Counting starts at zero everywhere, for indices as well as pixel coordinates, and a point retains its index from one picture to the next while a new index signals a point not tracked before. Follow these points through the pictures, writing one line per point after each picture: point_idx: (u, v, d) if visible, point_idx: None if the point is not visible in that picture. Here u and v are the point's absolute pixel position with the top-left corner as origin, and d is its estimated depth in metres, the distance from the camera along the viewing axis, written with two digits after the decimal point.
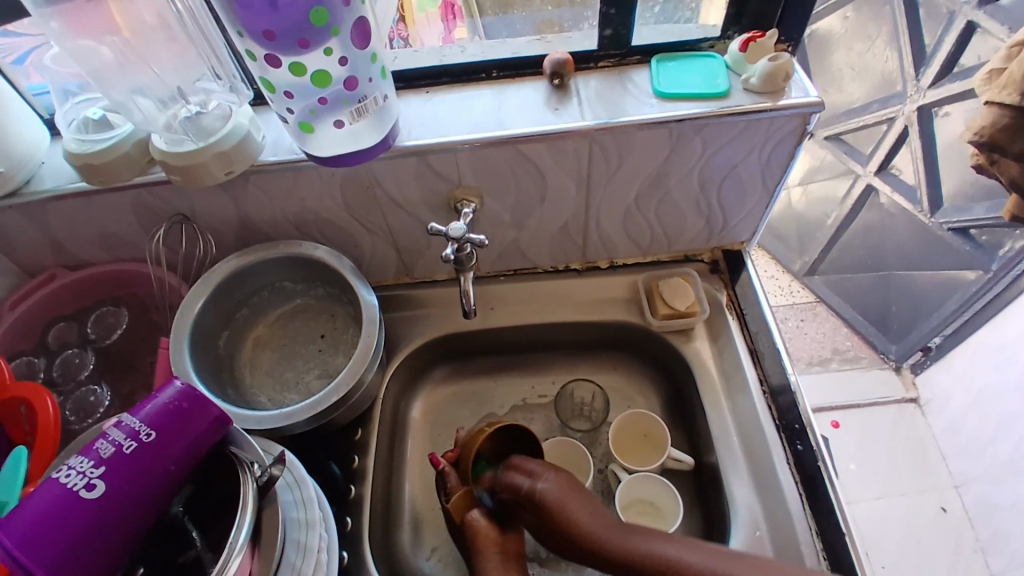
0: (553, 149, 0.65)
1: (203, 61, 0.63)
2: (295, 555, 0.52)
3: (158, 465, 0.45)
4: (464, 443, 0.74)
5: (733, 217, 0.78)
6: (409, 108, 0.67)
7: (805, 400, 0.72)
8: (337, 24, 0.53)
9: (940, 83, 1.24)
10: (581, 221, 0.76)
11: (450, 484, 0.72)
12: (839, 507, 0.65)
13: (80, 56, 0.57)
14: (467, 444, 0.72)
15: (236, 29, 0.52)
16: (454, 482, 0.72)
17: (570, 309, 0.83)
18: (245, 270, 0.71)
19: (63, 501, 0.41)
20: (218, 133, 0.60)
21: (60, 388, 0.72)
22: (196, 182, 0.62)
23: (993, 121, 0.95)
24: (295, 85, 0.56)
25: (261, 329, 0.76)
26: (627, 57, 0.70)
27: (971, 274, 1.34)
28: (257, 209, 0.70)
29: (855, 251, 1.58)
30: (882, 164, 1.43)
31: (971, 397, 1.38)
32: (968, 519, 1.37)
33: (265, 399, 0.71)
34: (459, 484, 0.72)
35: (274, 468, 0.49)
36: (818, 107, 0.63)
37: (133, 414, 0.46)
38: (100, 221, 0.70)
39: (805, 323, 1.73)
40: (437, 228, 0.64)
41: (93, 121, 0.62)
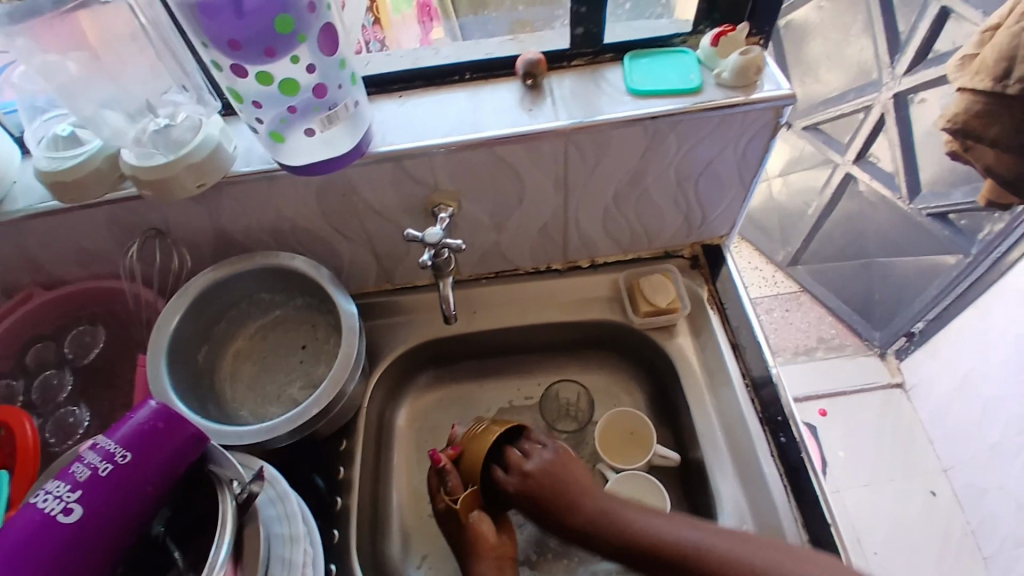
0: (528, 151, 0.65)
1: (171, 74, 0.63)
2: (280, 570, 0.51)
3: (136, 485, 0.44)
4: (467, 442, 0.73)
5: (712, 211, 0.78)
6: (382, 114, 0.67)
7: (786, 391, 0.72)
8: (303, 31, 0.52)
9: (917, 69, 1.25)
10: (560, 221, 0.76)
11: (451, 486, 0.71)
12: (824, 498, 0.66)
13: (47, 72, 0.58)
14: (474, 442, 0.72)
15: (201, 40, 0.51)
16: (455, 483, 0.71)
17: (554, 310, 0.83)
18: (222, 283, 0.70)
19: (42, 528, 0.41)
20: (189, 145, 0.59)
21: (38, 410, 0.72)
22: (168, 195, 0.61)
23: (967, 108, 0.96)
24: (262, 95, 0.56)
25: (241, 342, 0.75)
26: (600, 55, 0.70)
27: (951, 259, 1.36)
28: (232, 221, 0.69)
29: (837, 240, 1.59)
30: (861, 152, 1.44)
31: (956, 380, 1.39)
32: (957, 502, 1.39)
33: (248, 413, 0.71)
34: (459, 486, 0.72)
35: (254, 485, 0.48)
36: (791, 100, 0.63)
37: (108, 435, 0.46)
38: (73, 239, 0.69)
39: (790, 313, 1.73)
40: (413, 234, 0.63)
41: (62, 137, 0.61)
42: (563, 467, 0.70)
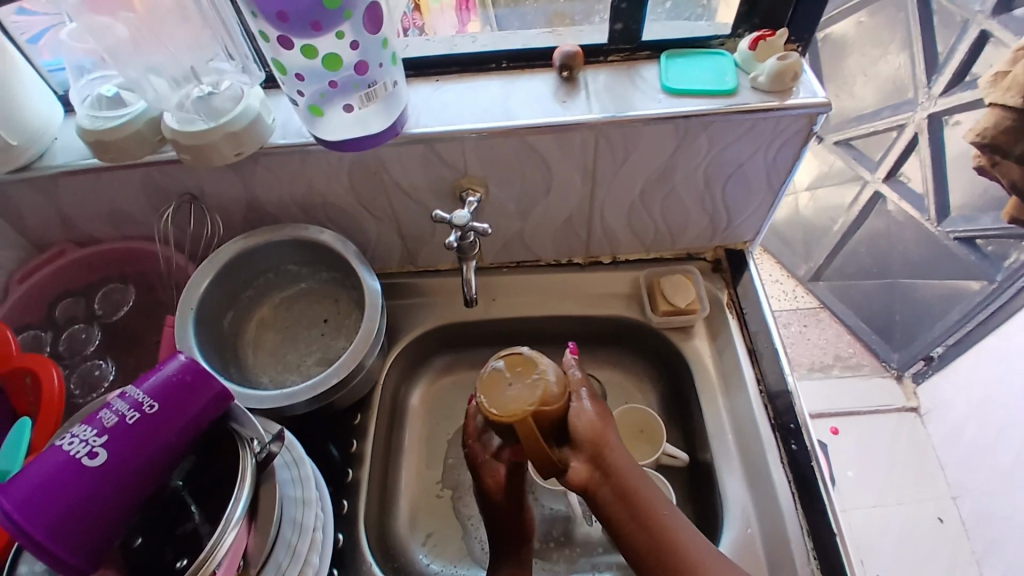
0: (560, 141, 0.65)
1: (216, 41, 0.65)
2: (291, 532, 0.52)
3: (160, 436, 0.45)
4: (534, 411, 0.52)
5: (737, 216, 0.78)
6: (418, 96, 0.68)
7: (801, 402, 0.72)
8: (350, 7, 0.53)
9: (952, 91, 1.25)
10: (586, 214, 0.76)
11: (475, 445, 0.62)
12: (833, 510, 0.66)
13: (98, 32, 0.59)
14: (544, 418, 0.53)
15: (250, 10, 0.53)
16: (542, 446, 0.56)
17: (572, 303, 0.83)
18: (251, 251, 0.71)
19: (67, 469, 0.42)
20: (229, 114, 0.61)
21: (65, 361, 0.74)
22: (205, 161, 0.62)
23: (996, 123, 0.95)
24: (306, 68, 0.57)
25: (265, 311, 0.77)
26: (637, 52, 0.71)
27: (975, 284, 1.34)
28: (265, 192, 0.70)
29: (860, 258, 1.58)
30: (890, 171, 1.43)
31: (971, 409, 1.38)
32: (964, 530, 1.37)
33: (267, 379, 0.72)
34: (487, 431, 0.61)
35: (273, 445, 0.50)
36: (826, 108, 0.63)
37: (137, 386, 0.47)
38: (109, 198, 0.70)
39: (808, 329, 1.72)
40: (442, 216, 0.64)
41: (106, 97, 0.63)
42: (605, 418, 0.56)
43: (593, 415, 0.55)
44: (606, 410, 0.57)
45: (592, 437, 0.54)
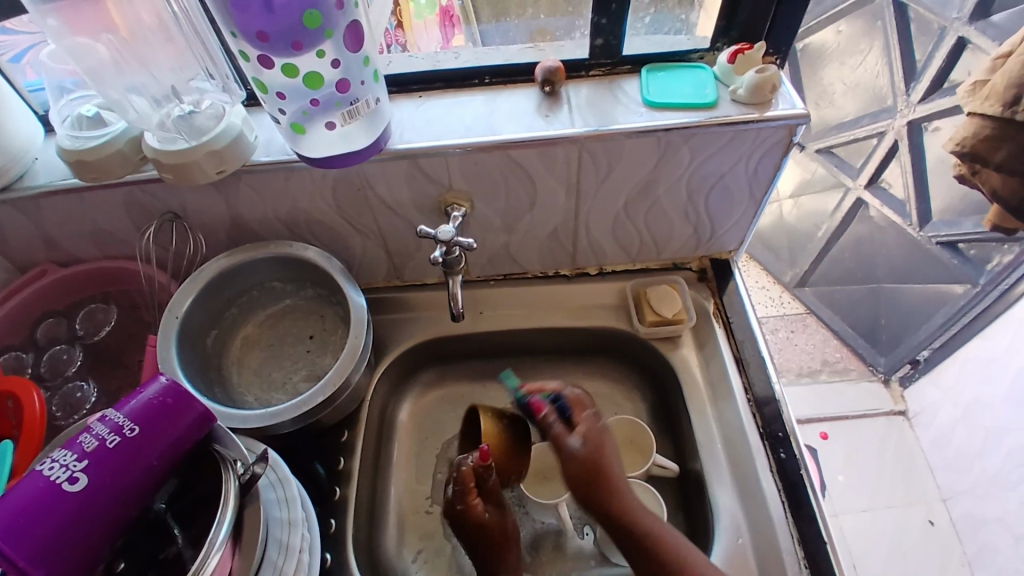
0: (543, 155, 0.66)
1: (198, 62, 0.64)
2: (277, 555, 0.52)
3: (141, 459, 0.45)
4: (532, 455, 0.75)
5: (721, 226, 0.78)
6: (401, 112, 0.68)
7: (789, 410, 0.72)
8: (330, 27, 0.53)
9: (931, 98, 1.27)
10: (571, 227, 0.76)
11: (488, 485, 0.71)
12: (822, 517, 0.66)
13: (77, 53, 0.58)
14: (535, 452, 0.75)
15: (230, 30, 0.53)
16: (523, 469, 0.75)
17: (559, 315, 0.83)
18: (234, 270, 0.71)
19: (47, 495, 0.41)
20: (211, 132, 0.61)
21: (46, 382, 0.72)
22: (188, 180, 0.62)
23: (975, 133, 0.97)
24: (287, 87, 0.56)
25: (249, 329, 0.76)
26: (618, 66, 0.71)
27: (958, 287, 1.36)
28: (249, 209, 0.70)
29: (845, 263, 1.59)
30: (872, 177, 1.45)
31: (958, 411, 1.39)
32: (955, 532, 1.38)
33: (252, 398, 0.72)
34: (498, 486, 0.72)
35: (257, 467, 0.49)
36: (805, 119, 0.64)
37: (117, 409, 0.47)
38: (91, 218, 0.70)
39: (795, 334, 1.73)
40: (426, 231, 0.64)
41: (87, 117, 0.63)
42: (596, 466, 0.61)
43: (582, 466, 0.61)
44: (597, 456, 0.61)
45: (585, 493, 0.61)
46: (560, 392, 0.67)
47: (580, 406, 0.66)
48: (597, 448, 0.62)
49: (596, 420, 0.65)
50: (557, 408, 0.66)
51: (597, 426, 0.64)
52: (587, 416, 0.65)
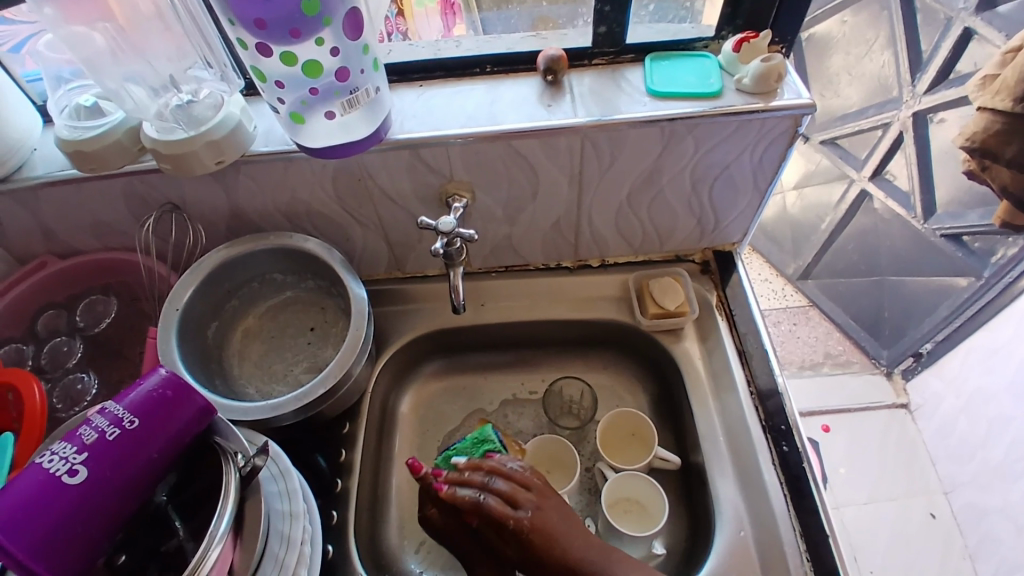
0: (546, 145, 0.65)
1: (195, 50, 0.63)
2: (278, 546, 0.52)
3: (141, 451, 0.44)
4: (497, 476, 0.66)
5: (725, 217, 0.78)
6: (401, 102, 0.67)
7: (791, 402, 0.72)
8: (329, 14, 0.53)
9: (937, 89, 1.25)
10: (573, 218, 0.76)
11: (438, 491, 0.65)
12: (823, 508, 0.65)
13: (73, 42, 0.57)
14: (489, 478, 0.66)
15: (227, 18, 0.52)
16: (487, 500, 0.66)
17: (562, 307, 0.83)
18: (234, 261, 0.70)
19: (46, 487, 0.41)
20: (209, 122, 0.60)
21: (47, 374, 0.72)
22: (186, 171, 0.61)
23: (985, 127, 0.96)
24: (286, 76, 0.56)
25: (250, 321, 0.76)
26: (621, 55, 0.70)
27: (963, 280, 1.34)
28: (248, 200, 0.69)
29: (848, 255, 1.58)
30: (877, 169, 1.44)
31: (960, 405, 1.38)
32: (957, 525, 1.38)
33: (253, 390, 0.71)
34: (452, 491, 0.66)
35: (258, 458, 0.49)
36: (810, 109, 0.63)
37: (116, 401, 0.46)
38: (89, 209, 0.69)
39: (798, 327, 1.72)
40: (427, 222, 0.64)
41: (85, 107, 0.62)
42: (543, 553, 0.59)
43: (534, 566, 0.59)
44: (543, 565, 0.59)
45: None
46: (475, 500, 0.61)
47: (500, 514, 0.60)
48: (536, 556, 0.59)
49: (524, 525, 0.60)
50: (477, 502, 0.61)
51: (524, 535, 0.59)
52: (511, 529, 0.60)
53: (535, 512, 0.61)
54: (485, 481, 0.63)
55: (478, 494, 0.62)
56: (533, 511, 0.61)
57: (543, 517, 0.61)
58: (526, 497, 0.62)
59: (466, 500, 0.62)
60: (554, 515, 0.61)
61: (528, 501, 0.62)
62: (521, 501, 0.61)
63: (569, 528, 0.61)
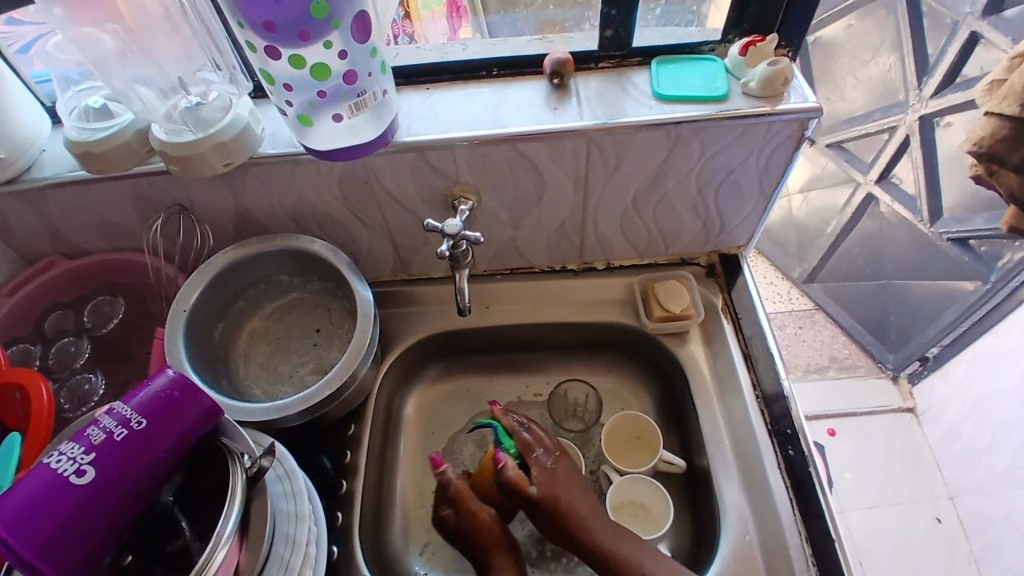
0: (552, 148, 0.65)
1: (204, 53, 0.64)
2: (283, 547, 0.52)
3: (149, 452, 0.45)
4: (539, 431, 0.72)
5: (730, 221, 0.78)
6: (408, 104, 0.67)
7: (797, 406, 0.72)
8: (337, 17, 0.53)
9: (943, 93, 1.25)
10: (578, 221, 0.76)
11: (454, 491, 0.70)
12: (829, 513, 0.66)
13: (82, 44, 0.58)
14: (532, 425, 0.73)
15: (236, 21, 0.52)
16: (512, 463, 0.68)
17: (567, 310, 0.83)
18: (241, 262, 0.71)
19: (54, 488, 0.41)
20: (218, 124, 0.60)
21: (54, 374, 0.73)
22: (194, 173, 0.62)
23: (992, 132, 0.95)
24: (294, 78, 0.56)
25: (256, 322, 0.76)
26: (627, 59, 0.71)
27: (969, 285, 1.34)
28: (255, 202, 0.70)
29: (854, 259, 1.58)
30: (883, 173, 1.44)
31: (966, 410, 1.38)
32: (962, 530, 1.37)
33: (259, 391, 0.72)
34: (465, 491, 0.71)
35: (265, 459, 0.49)
36: (817, 113, 0.63)
37: (124, 402, 0.46)
38: (98, 210, 0.70)
39: (803, 330, 1.72)
40: (433, 224, 0.64)
41: (94, 109, 0.63)
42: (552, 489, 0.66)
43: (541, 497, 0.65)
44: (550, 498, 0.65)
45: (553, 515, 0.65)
46: (514, 429, 0.70)
47: (530, 447, 0.69)
48: (546, 490, 0.66)
49: (545, 461, 0.68)
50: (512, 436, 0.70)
51: (545, 470, 0.67)
52: (535, 461, 0.68)
53: (557, 456, 0.69)
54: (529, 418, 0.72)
55: (517, 426, 0.71)
56: (556, 456, 0.69)
57: (561, 464, 0.69)
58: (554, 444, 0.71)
59: (509, 425, 0.71)
60: (569, 466, 0.69)
61: (556, 447, 0.70)
62: (548, 445, 0.70)
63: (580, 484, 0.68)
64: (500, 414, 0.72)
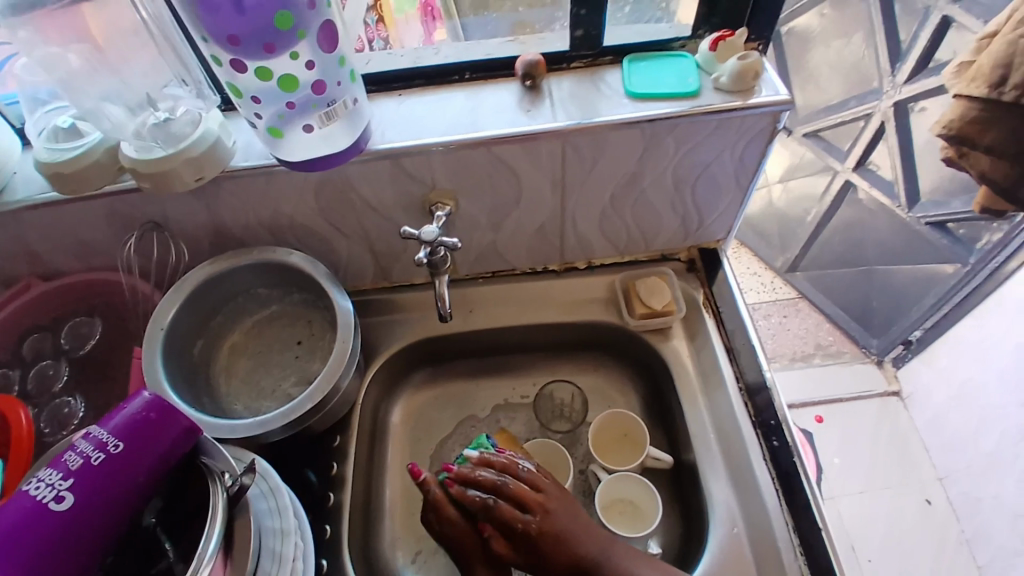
0: (527, 151, 0.65)
1: (171, 68, 0.63)
2: (270, 564, 0.51)
3: (128, 475, 0.44)
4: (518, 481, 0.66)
5: (709, 216, 0.78)
6: (381, 111, 0.67)
7: (780, 396, 0.72)
8: (304, 27, 0.53)
9: (917, 78, 1.26)
10: (557, 222, 0.76)
11: (433, 497, 0.65)
12: (816, 503, 0.65)
13: (49, 63, 0.58)
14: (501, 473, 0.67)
15: (200, 35, 0.52)
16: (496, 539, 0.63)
17: (551, 310, 0.83)
18: (218, 278, 0.70)
19: (32, 515, 0.40)
20: (188, 138, 0.60)
21: (34, 399, 0.72)
22: (165, 188, 0.61)
23: (962, 115, 0.96)
24: (262, 90, 0.56)
25: (236, 337, 0.75)
26: (599, 58, 0.71)
27: (949, 267, 1.35)
28: (229, 216, 0.69)
29: (836, 246, 1.59)
30: (860, 160, 1.45)
31: (951, 391, 1.40)
32: (952, 511, 1.39)
33: (241, 407, 0.71)
34: (444, 496, 0.65)
35: (246, 477, 0.49)
36: (788, 105, 0.63)
37: (101, 425, 0.46)
38: (70, 231, 0.69)
39: (788, 319, 1.73)
40: (410, 232, 0.64)
41: (63, 129, 0.62)
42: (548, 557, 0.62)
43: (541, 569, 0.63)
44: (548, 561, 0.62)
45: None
46: (485, 502, 0.64)
47: (510, 517, 0.63)
48: (540, 556, 0.63)
49: (530, 529, 0.63)
50: (486, 505, 0.64)
51: (534, 538, 0.62)
52: (520, 531, 0.62)
53: (541, 515, 0.63)
54: (495, 480, 0.65)
55: (486, 497, 0.64)
56: (540, 515, 0.64)
57: (548, 521, 0.63)
58: (535, 498, 0.65)
59: (475, 500, 0.64)
60: (563, 517, 0.64)
61: (537, 504, 0.64)
62: (530, 504, 0.64)
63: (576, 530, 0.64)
64: (461, 490, 0.65)
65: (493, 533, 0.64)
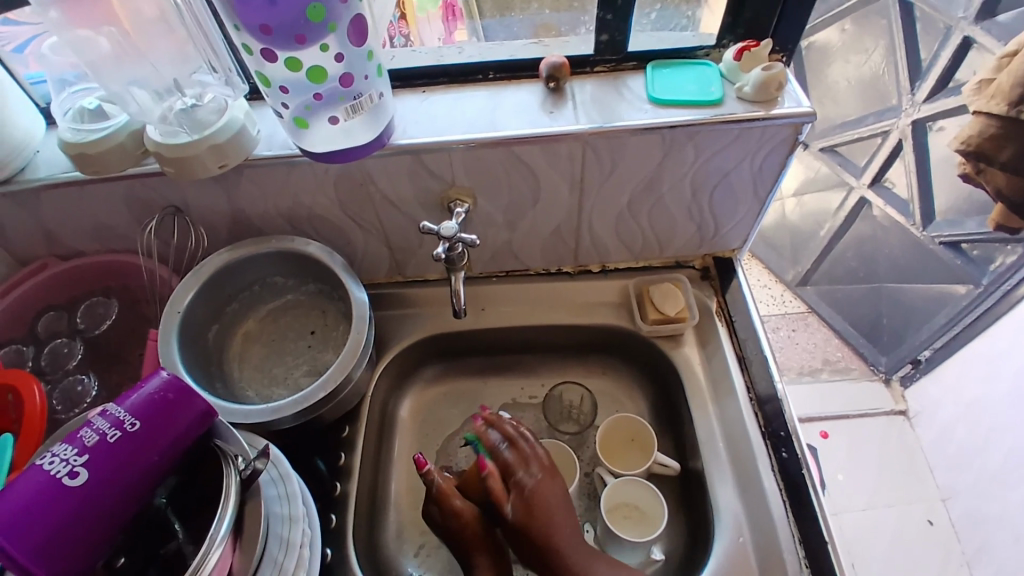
0: (548, 151, 0.65)
1: (199, 54, 0.64)
2: (277, 549, 0.52)
3: (142, 454, 0.44)
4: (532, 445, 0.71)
5: (725, 224, 0.78)
6: (404, 106, 0.68)
7: (791, 408, 0.72)
8: (334, 21, 0.53)
9: (935, 96, 1.26)
10: (573, 225, 0.76)
11: (438, 489, 0.69)
12: (823, 516, 0.66)
13: (79, 46, 0.58)
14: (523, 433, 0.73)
15: (232, 24, 0.52)
16: (495, 487, 0.68)
17: (562, 313, 0.83)
18: (235, 264, 0.70)
19: (47, 489, 0.41)
20: (213, 126, 0.60)
21: (48, 376, 0.72)
22: (189, 175, 0.62)
23: (980, 131, 0.97)
24: (290, 81, 0.56)
25: (251, 324, 0.76)
26: (623, 63, 0.71)
27: (962, 288, 1.35)
28: (250, 203, 0.70)
29: (847, 262, 1.59)
30: (876, 176, 1.45)
31: (958, 413, 1.39)
32: (955, 532, 1.38)
33: (253, 393, 0.71)
34: (448, 488, 0.70)
35: (258, 462, 0.49)
36: (810, 117, 0.63)
37: (118, 404, 0.46)
38: (92, 212, 0.70)
39: (797, 333, 1.72)
40: (429, 227, 0.64)
41: (88, 110, 0.63)
42: (530, 514, 0.66)
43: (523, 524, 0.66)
44: (524, 522, 0.66)
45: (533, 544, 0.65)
46: (497, 446, 0.71)
47: (512, 465, 0.69)
48: (527, 511, 0.66)
49: (526, 483, 0.68)
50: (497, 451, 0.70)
51: (524, 491, 0.67)
52: (515, 481, 0.68)
53: (542, 474, 0.69)
54: (514, 432, 0.72)
55: (500, 443, 0.71)
56: (540, 475, 0.69)
57: (544, 485, 0.68)
58: (541, 460, 0.70)
59: (490, 442, 0.71)
60: (556, 483, 0.69)
61: (542, 464, 0.69)
62: (535, 464, 0.69)
63: (563, 509, 0.67)
64: (482, 430, 0.72)
65: (491, 474, 0.69)
